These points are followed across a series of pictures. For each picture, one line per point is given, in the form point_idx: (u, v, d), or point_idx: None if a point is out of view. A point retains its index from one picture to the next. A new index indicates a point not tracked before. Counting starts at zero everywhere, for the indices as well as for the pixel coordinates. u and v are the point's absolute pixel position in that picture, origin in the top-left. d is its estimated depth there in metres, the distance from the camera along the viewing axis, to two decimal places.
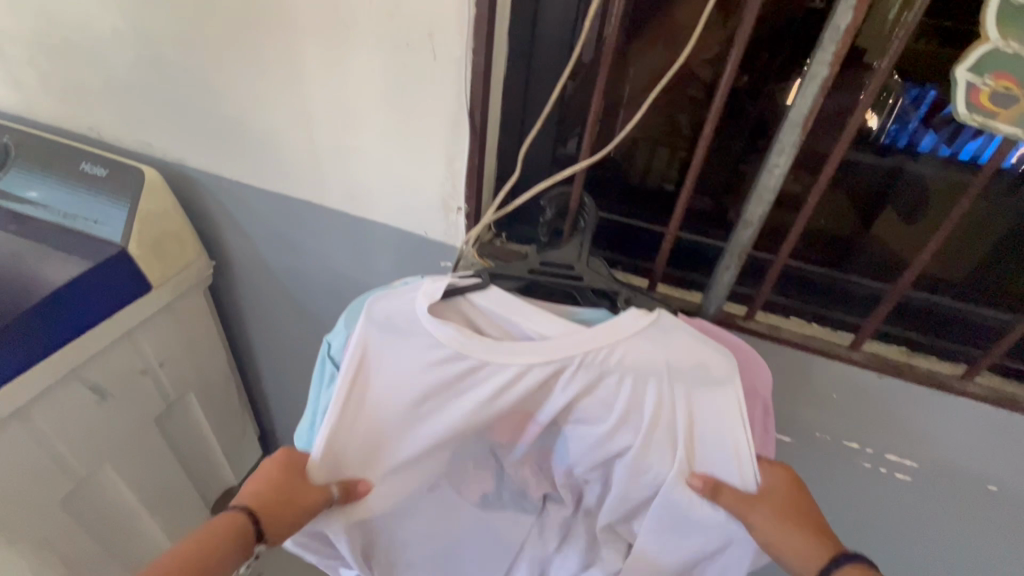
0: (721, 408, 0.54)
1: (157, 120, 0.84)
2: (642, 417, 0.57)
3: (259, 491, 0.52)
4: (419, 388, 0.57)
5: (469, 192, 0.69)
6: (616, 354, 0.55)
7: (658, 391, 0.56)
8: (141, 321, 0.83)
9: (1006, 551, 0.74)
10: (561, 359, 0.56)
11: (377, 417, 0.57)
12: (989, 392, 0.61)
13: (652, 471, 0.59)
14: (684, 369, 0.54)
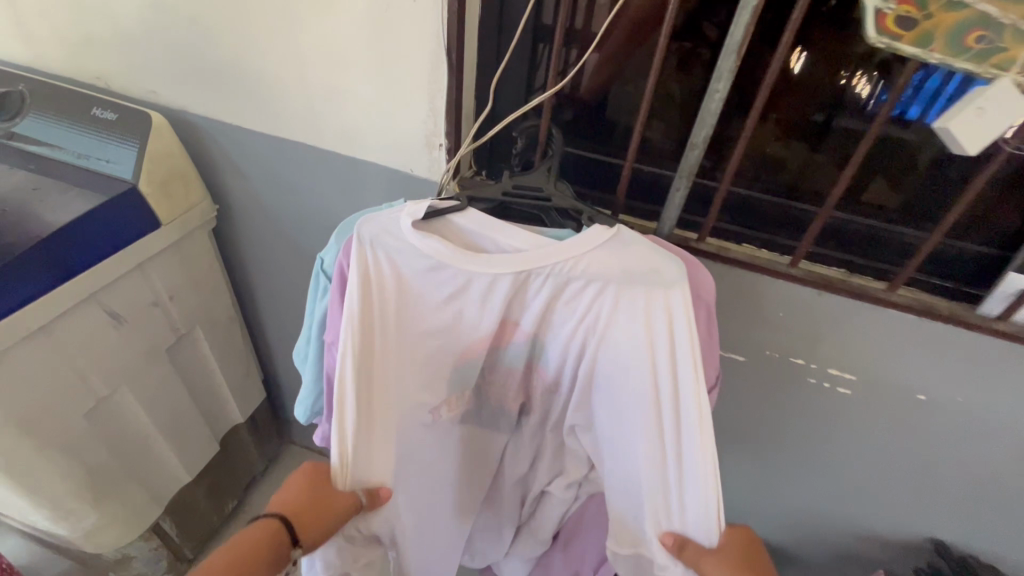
0: (665, 311, 0.59)
1: (161, 66, 0.89)
2: (603, 322, 0.64)
3: (293, 501, 0.63)
4: None
5: (448, 127, 0.76)
6: (579, 263, 0.60)
7: (612, 296, 0.61)
8: (153, 254, 0.91)
9: (934, 455, 0.82)
10: (530, 271, 0.61)
11: (367, 329, 0.64)
12: (912, 302, 0.68)
13: (612, 371, 0.66)
14: (634, 275, 0.59)
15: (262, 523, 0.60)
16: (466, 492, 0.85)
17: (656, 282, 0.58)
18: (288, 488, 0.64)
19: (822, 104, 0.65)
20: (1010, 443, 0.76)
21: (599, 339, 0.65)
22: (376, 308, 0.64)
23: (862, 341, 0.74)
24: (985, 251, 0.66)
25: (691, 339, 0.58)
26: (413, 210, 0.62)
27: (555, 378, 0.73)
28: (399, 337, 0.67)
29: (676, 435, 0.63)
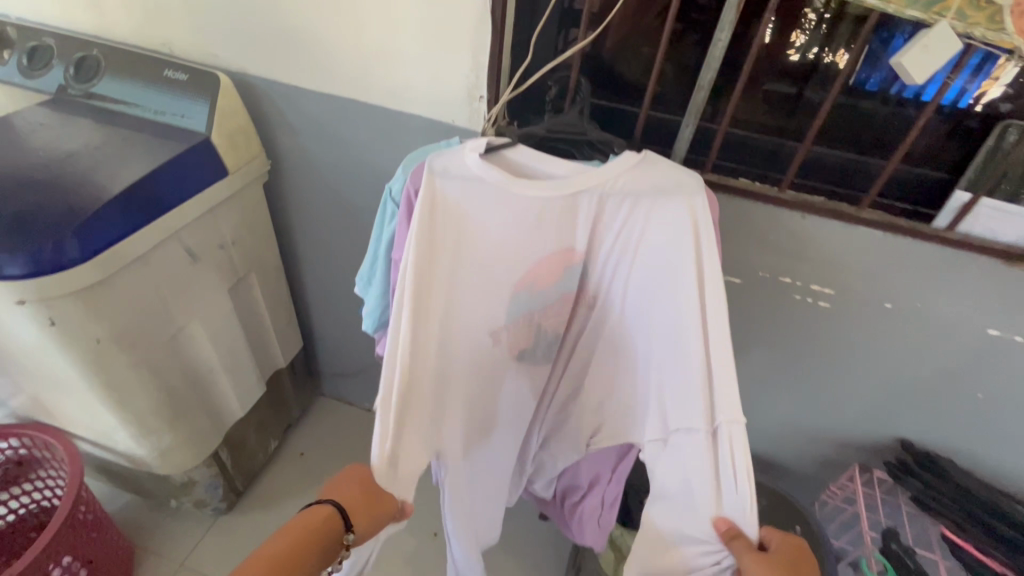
0: (687, 216, 0.73)
1: (224, 33, 1.00)
2: (635, 233, 0.78)
3: (348, 495, 0.77)
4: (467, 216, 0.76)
5: (490, 80, 0.88)
6: (618, 182, 0.74)
7: (643, 208, 0.75)
8: (221, 200, 1.03)
9: (899, 358, 0.97)
10: (577, 192, 0.74)
11: (435, 245, 0.76)
12: (881, 219, 0.82)
13: (644, 277, 0.80)
14: (661, 188, 0.74)
15: (325, 504, 0.75)
16: (508, 421, 0.96)
17: (682, 190, 0.73)
18: (338, 487, 0.78)
19: (799, 68, 0.80)
20: (962, 343, 0.91)
21: (634, 253, 0.79)
22: (440, 232, 0.75)
23: (838, 258, 0.88)
24: (939, 176, 0.81)
25: (712, 239, 0.73)
26: (471, 146, 0.75)
27: (594, 295, 0.86)
28: (459, 263, 0.78)
29: (705, 335, 0.73)
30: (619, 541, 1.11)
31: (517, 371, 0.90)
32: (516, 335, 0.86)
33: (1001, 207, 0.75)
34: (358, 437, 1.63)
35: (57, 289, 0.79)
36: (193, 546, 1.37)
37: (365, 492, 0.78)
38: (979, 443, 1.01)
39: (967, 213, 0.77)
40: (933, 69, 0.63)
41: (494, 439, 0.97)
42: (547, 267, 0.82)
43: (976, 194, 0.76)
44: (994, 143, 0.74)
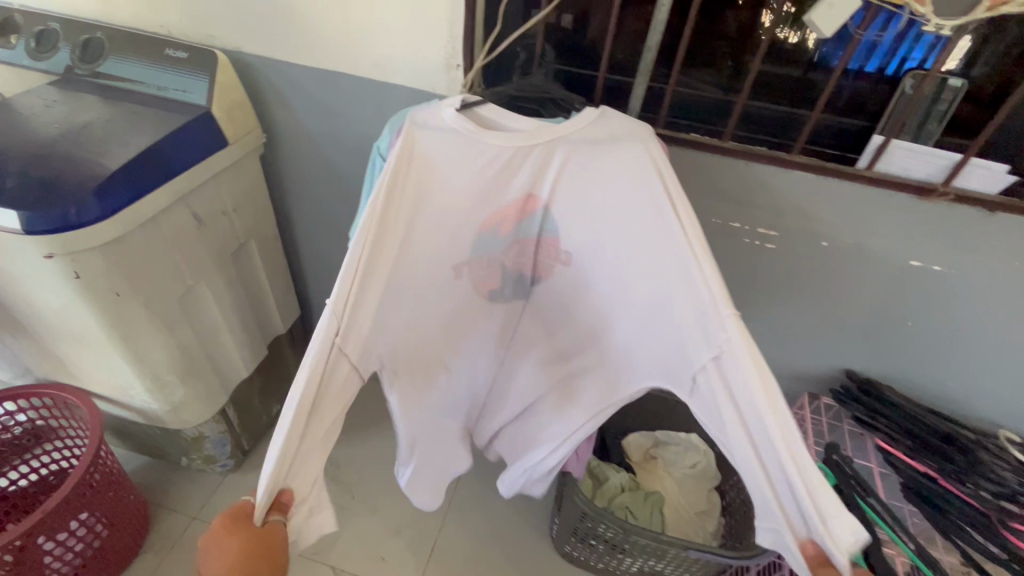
0: (640, 153, 0.83)
1: (219, 13, 1.09)
2: (597, 176, 0.87)
3: (224, 566, 0.60)
4: (444, 162, 0.86)
5: (465, 48, 0.98)
6: (582, 131, 0.86)
7: (605, 152, 0.85)
8: (223, 168, 1.11)
9: (840, 293, 1.09)
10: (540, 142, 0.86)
11: (417, 182, 0.86)
12: (809, 163, 0.93)
13: (614, 217, 0.87)
14: (616, 132, 0.85)
15: None
16: (473, 355, 1.07)
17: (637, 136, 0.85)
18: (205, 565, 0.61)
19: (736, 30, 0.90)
20: (892, 273, 1.03)
21: (596, 198, 0.88)
22: (412, 176, 0.85)
23: (779, 202, 1.00)
24: (861, 124, 0.92)
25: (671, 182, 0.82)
26: (450, 103, 0.88)
27: (557, 241, 0.95)
28: (436, 208, 0.88)
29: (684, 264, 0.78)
30: (597, 471, 1.26)
31: (491, 307, 1.01)
32: (490, 272, 0.97)
33: (906, 146, 0.87)
34: (355, 400, 1.72)
35: (82, 243, 0.88)
36: (204, 502, 1.46)
37: (252, 551, 0.62)
38: (914, 367, 1.14)
39: (881, 153, 0.89)
40: (841, 22, 0.73)
41: (461, 372, 1.07)
42: (520, 213, 0.93)
43: (889, 137, 0.87)
44: (903, 91, 0.84)
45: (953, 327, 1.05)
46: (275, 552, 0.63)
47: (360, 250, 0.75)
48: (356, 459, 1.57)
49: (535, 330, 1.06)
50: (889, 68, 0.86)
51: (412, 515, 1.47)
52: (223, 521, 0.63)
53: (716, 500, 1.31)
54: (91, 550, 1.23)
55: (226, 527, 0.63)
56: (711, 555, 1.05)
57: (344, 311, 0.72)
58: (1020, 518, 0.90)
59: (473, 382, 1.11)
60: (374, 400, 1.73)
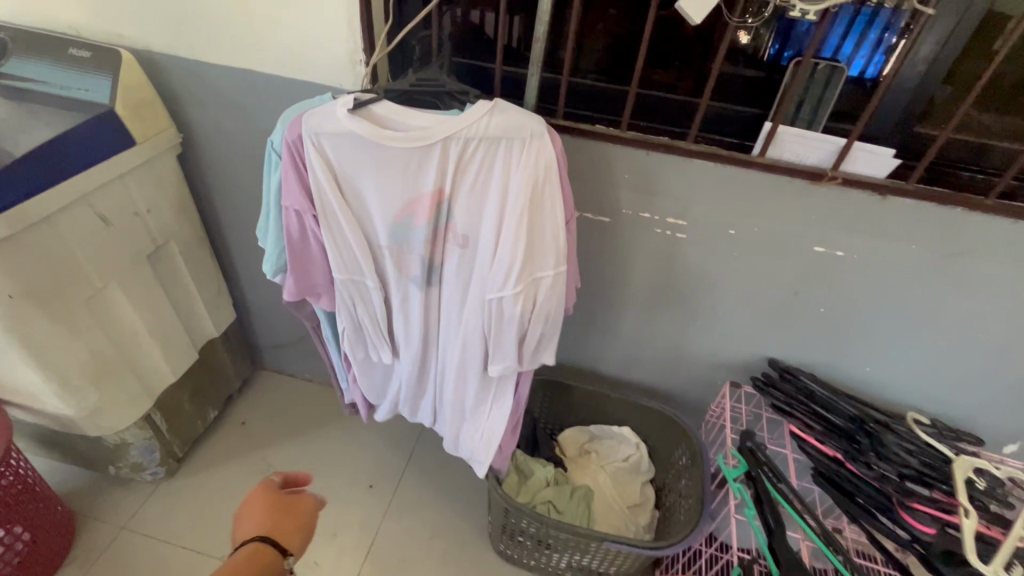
0: (534, 151, 0.87)
1: (125, 13, 1.08)
2: (494, 169, 0.89)
3: (266, 514, 0.87)
4: (346, 159, 0.88)
5: (365, 44, 0.98)
6: (476, 126, 0.85)
7: (502, 148, 0.88)
8: (132, 168, 1.10)
9: (754, 281, 1.10)
10: (436, 141, 0.86)
11: (326, 179, 0.89)
12: (705, 151, 0.94)
13: (512, 207, 0.90)
14: (513, 129, 0.86)
15: (253, 540, 0.81)
16: (398, 343, 1.10)
17: (534, 137, 0.86)
18: (254, 509, 0.87)
19: (626, 21, 0.92)
20: (798, 259, 1.04)
21: (500, 197, 0.90)
22: (319, 174, 0.88)
23: (682, 192, 1.01)
24: (753, 113, 0.94)
25: (555, 191, 0.90)
26: (340, 104, 0.85)
27: (464, 230, 0.96)
28: (347, 199, 0.93)
29: (535, 217, 0.91)
30: (523, 466, 1.26)
31: (411, 291, 1.03)
32: (404, 260, 0.99)
33: (795, 132, 0.89)
34: (299, 405, 1.69)
35: None
36: (135, 510, 1.42)
37: (281, 510, 0.88)
38: (832, 353, 1.15)
39: (771, 139, 0.90)
40: (708, 7, 0.75)
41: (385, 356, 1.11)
42: (426, 209, 0.93)
43: (777, 122, 0.88)
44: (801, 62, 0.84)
45: (860, 311, 1.07)
46: (300, 521, 0.88)
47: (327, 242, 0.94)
48: (297, 463, 1.55)
49: (452, 321, 1.06)
50: (843, 48, 0.85)
51: (351, 518, 1.45)
52: (268, 488, 0.90)
53: (649, 493, 1.31)
54: (10, 565, 1.20)
55: (264, 490, 0.90)
56: (627, 547, 1.05)
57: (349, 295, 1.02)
58: (920, 498, 0.90)
59: (402, 365, 1.13)
60: (317, 405, 1.70)
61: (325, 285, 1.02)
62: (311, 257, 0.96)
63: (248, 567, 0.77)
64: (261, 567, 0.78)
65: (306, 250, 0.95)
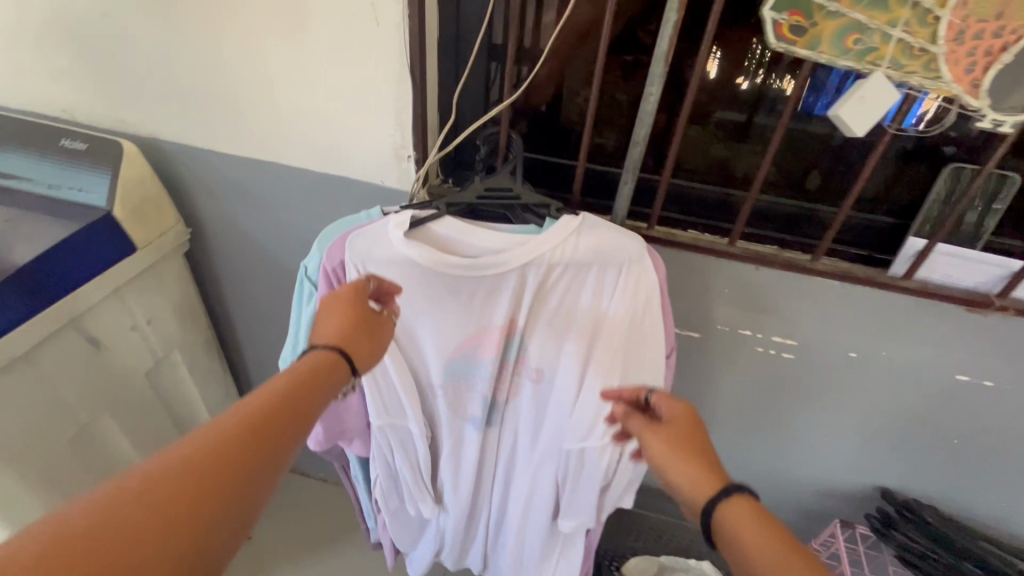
0: (633, 281, 0.70)
1: (128, 96, 0.92)
2: (580, 297, 0.72)
3: (342, 319, 0.63)
4: (398, 290, 0.72)
5: (415, 139, 0.82)
6: (561, 250, 0.68)
7: (592, 277, 0.71)
8: (130, 278, 0.92)
9: (873, 406, 0.92)
10: (511, 269, 0.69)
11: None
12: (832, 270, 0.77)
13: (602, 344, 0.73)
14: (606, 254, 0.69)
15: (322, 354, 0.59)
16: (445, 485, 0.91)
17: (632, 263, 0.69)
18: (330, 312, 0.63)
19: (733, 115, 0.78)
20: (933, 387, 0.86)
21: (585, 331, 0.74)
22: None
23: (795, 309, 0.84)
24: (887, 220, 0.78)
25: (656, 325, 0.72)
26: (395, 225, 0.67)
27: (538, 366, 0.78)
28: (394, 333, 0.75)
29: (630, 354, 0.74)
30: None
31: (467, 431, 0.84)
32: (461, 399, 0.81)
33: (954, 253, 0.72)
34: (311, 514, 1.48)
35: None
36: None
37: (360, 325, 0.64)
38: (963, 487, 0.96)
39: (921, 260, 0.73)
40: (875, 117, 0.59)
41: (429, 498, 0.92)
42: (492, 344, 0.75)
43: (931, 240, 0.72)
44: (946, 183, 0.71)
45: (1004, 446, 0.89)
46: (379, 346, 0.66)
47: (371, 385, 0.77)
48: None
49: (515, 460, 0.87)
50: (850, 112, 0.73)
51: None
52: (354, 288, 0.66)
53: None
54: None
55: (352, 291, 0.65)
56: None
57: (389, 439, 0.83)
58: None
59: (448, 507, 0.94)
60: (331, 512, 1.49)
61: (362, 427, 0.84)
62: (347, 399, 0.80)
63: (318, 377, 0.57)
64: (325, 388, 0.57)
65: None
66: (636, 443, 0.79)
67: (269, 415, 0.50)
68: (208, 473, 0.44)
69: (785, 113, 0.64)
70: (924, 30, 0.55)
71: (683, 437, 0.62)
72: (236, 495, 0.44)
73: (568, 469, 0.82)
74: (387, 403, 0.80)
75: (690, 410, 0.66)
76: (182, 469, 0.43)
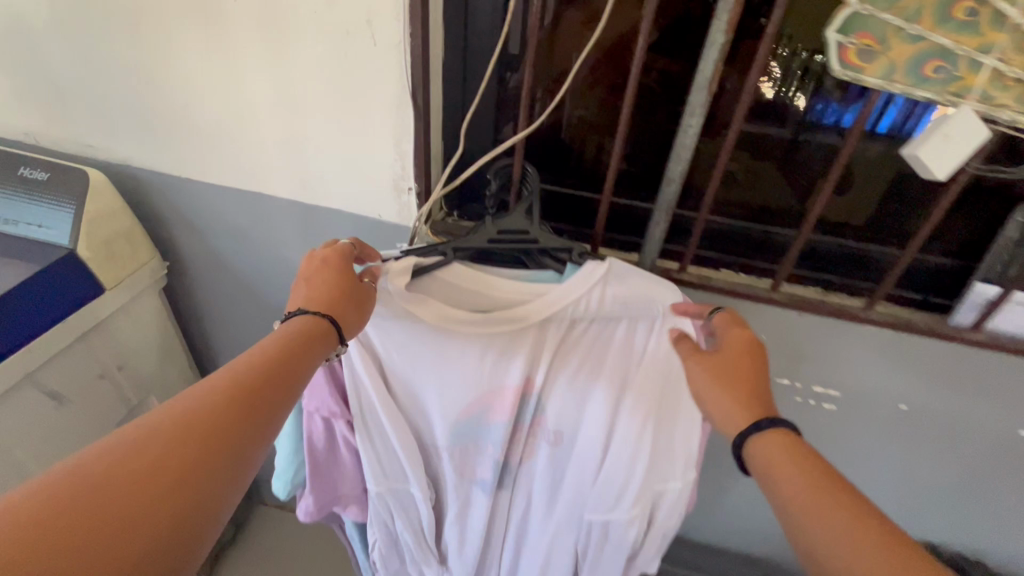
0: (666, 336, 0.62)
1: (96, 119, 0.82)
2: (606, 352, 0.64)
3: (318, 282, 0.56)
4: (400, 346, 0.63)
5: (418, 170, 0.73)
6: (586, 301, 0.60)
7: (620, 329, 0.63)
8: (98, 323, 0.83)
9: (922, 461, 0.83)
10: (530, 322, 0.61)
11: (370, 373, 0.63)
12: (887, 318, 0.69)
13: (631, 407, 0.64)
14: (637, 304, 0.61)
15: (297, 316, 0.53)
16: (449, 555, 0.81)
17: (666, 316, 0.61)
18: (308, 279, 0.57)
19: (777, 145, 0.69)
20: (991, 443, 0.78)
21: (613, 390, 0.64)
22: (363, 366, 0.63)
23: (841, 357, 0.75)
24: (951, 262, 0.70)
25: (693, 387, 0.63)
26: (396, 275, 0.59)
27: (557, 428, 0.69)
28: (395, 393, 0.66)
29: (663, 417, 0.64)
30: None
31: (476, 500, 0.74)
32: (469, 463, 0.71)
33: None
34: (303, 556, 1.38)
35: None
36: None
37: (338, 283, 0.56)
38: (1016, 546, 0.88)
39: (994, 310, 0.65)
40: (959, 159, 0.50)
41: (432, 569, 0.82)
42: (506, 406, 0.66)
43: (1007, 287, 0.64)
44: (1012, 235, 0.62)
45: None
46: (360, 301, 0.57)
47: (367, 452, 0.67)
48: None
49: (529, 529, 0.77)
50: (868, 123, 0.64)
51: None
52: (333, 251, 0.59)
53: None
54: None
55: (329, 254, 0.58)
56: None
57: (388, 510, 0.73)
58: None
59: None
60: (325, 554, 1.39)
61: (357, 496, 0.74)
62: (340, 466, 0.69)
63: (292, 348, 0.51)
64: (301, 350, 0.51)
65: (334, 459, 0.69)
66: (667, 514, 0.70)
67: (234, 395, 0.45)
68: (163, 463, 0.39)
69: (851, 139, 0.56)
70: (1020, 58, 0.48)
71: (734, 364, 0.54)
72: (209, 474, 0.41)
73: (591, 539, 0.73)
74: (386, 474, 0.70)
75: (749, 335, 0.56)
76: (152, 447, 0.40)
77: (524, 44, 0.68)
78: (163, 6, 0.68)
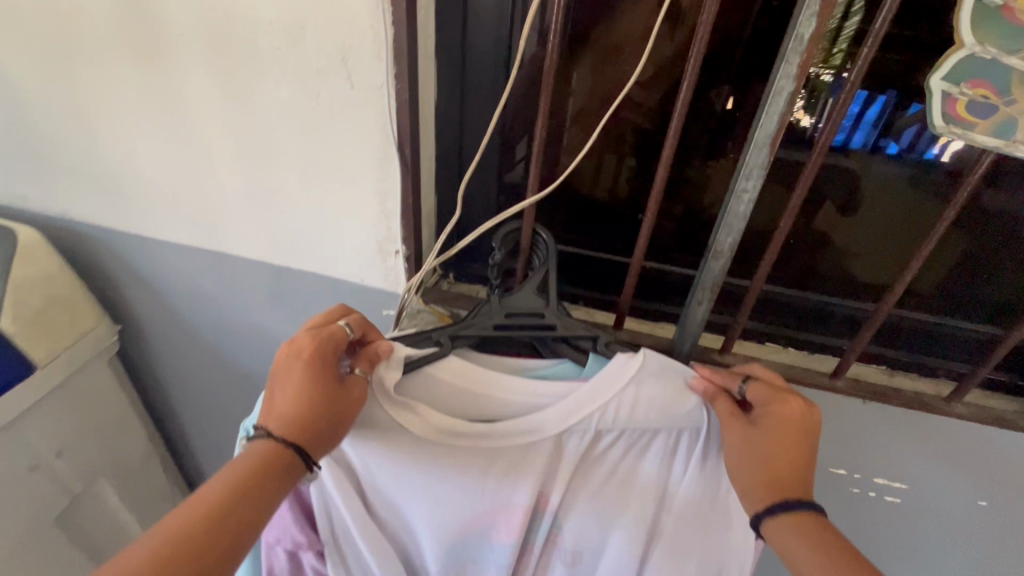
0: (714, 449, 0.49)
1: (31, 169, 0.70)
2: (638, 466, 0.51)
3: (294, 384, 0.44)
4: (378, 462, 0.50)
5: (407, 232, 0.61)
6: (614, 409, 0.48)
7: (655, 442, 0.50)
8: (29, 407, 0.70)
9: (1003, 564, 0.70)
10: (546, 432, 0.49)
11: (345, 494, 0.51)
12: (973, 411, 0.59)
13: (667, 530, 0.52)
14: (680, 415, 0.48)
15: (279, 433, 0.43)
16: None
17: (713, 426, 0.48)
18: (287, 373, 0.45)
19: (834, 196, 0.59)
20: None
21: (647, 510, 0.52)
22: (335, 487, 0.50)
23: (912, 448, 0.63)
24: None
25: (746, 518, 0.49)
26: (385, 378, 0.46)
27: (573, 554, 0.55)
28: (375, 515, 0.53)
29: (706, 546, 0.52)
30: None
31: None
32: None
33: None
34: None
35: None
36: None
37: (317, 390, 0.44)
38: None
39: None
40: None
41: None
42: (512, 528, 0.53)
43: None
44: None
45: None
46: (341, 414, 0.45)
47: None
48: None
49: None
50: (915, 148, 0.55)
51: None
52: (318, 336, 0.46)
53: None
54: None
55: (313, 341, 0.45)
56: None
57: None
58: None
59: None
60: None
61: None
62: None
63: (240, 483, 0.40)
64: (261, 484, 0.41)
65: None
66: None
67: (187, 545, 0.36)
68: None
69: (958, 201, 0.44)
70: None
71: (779, 437, 0.44)
72: None
73: None
74: None
75: (801, 405, 0.46)
76: None
77: (532, 83, 0.57)
78: (99, 43, 0.57)
